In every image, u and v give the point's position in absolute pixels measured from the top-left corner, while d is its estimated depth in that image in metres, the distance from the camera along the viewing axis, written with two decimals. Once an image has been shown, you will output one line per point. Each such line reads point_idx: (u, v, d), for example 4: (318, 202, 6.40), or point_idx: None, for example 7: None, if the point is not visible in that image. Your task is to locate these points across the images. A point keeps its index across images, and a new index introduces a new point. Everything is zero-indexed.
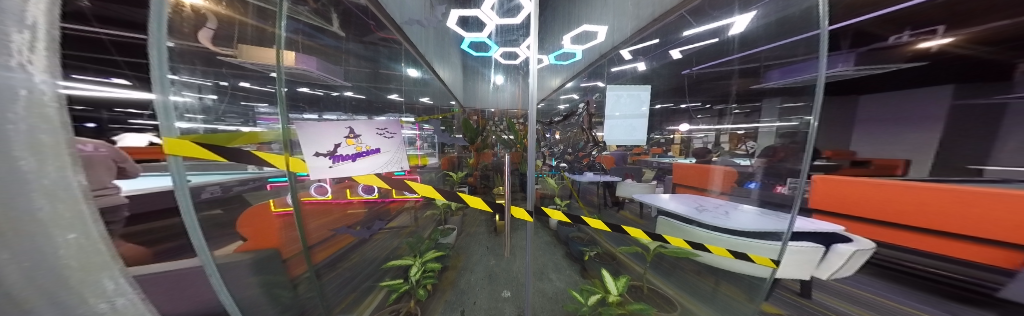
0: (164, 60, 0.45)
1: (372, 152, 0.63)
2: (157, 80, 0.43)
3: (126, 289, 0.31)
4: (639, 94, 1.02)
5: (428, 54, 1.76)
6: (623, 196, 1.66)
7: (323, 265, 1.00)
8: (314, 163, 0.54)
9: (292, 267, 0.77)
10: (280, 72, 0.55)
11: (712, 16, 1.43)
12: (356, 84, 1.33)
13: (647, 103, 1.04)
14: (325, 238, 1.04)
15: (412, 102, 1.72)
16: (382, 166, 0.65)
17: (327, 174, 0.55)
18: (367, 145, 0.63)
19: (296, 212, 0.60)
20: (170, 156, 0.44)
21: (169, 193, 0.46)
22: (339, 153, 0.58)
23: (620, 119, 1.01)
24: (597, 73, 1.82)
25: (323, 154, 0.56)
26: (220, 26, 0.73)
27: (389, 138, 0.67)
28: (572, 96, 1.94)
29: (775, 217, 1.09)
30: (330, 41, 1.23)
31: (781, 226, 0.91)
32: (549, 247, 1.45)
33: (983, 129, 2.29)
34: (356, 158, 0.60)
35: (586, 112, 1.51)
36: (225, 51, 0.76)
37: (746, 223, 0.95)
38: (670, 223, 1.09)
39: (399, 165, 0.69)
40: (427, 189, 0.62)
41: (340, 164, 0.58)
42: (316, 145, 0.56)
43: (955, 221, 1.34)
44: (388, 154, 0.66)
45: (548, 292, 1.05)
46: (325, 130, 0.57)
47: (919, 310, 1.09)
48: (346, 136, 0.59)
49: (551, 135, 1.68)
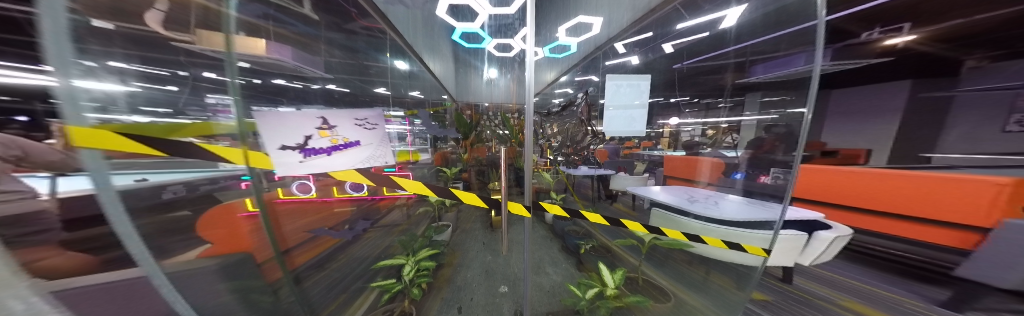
0: (65, 39, 0.38)
1: (350, 145, 0.62)
2: (55, 60, 0.36)
3: (40, 308, 0.37)
4: (638, 83, 1.03)
5: (418, 46, 1.75)
6: (616, 189, 1.76)
7: (303, 272, 0.83)
8: (280, 158, 0.50)
9: (269, 273, 0.74)
10: (229, 61, 0.54)
11: (703, 8, 1.53)
12: (337, 76, 1.18)
13: (644, 95, 1.02)
14: (305, 239, 0.87)
15: (401, 96, 1.55)
16: (362, 161, 0.63)
17: (296, 170, 0.52)
18: (344, 138, 0.61)
19: (262, 214, 0.54)
20: (83, 149, 0.38)
21: (91, 197, 0.40)
22: (310, 147, 0.55)
23: (618, 110, 0.99)
24: (592, 66, 1.72)
25: (290, 148, 0.53)
26: (173, 7, 0.57)
27: (368, 130, 0.67)
28: (567, 91, 1.85)
29: (761, 206, 1.14)
30: (304, 28, 1.07)
31: (774, 216, 0.94)
32: (546, 242, 1.46)
33: (934, 119, 2.49)
34: (332, 151, 0.57)
35: (586, 102, 1.61)
36: (182, 37, 0.59)
37: (740, 214, 0.98)
38: (663, 215, 1.13)
39: (381, 160, 0.68)
40: (417, 186, 0.59)
41: (310, 159, 0.54)
42: (282, 138, 0.52)
43: (914, 204, 1.56)
44: (368, 148, 0.65)
45: (546, 286, 1.05)
46: (296, 122, 0.55)
47: (885, 290, 1.18)
48: (318, 127, 0.57)
49: (547, 127, 1.73)
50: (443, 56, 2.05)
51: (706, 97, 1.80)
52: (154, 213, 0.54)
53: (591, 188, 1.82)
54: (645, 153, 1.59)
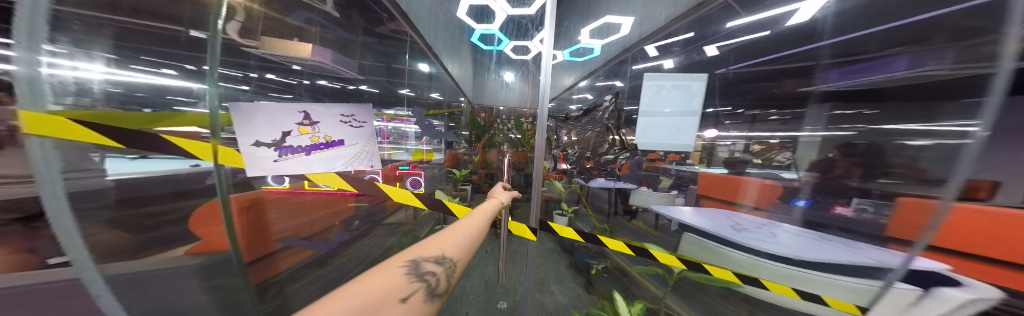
0: (41, 26, 0.29)
1: (330, 145, 0.68)
2: (20, 35, 0.27)
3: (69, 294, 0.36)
4: (688, 85, 1.12)
5: (437, 47, 1.81)
6: (637, 205, 1.53)
7: (284, 276, 0.83)
8: (254, 154, 0.55)
9: (257, 274, 0.74)
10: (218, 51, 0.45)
11: (764, 4, 1.15)
12: (371, 78, 1.23)
13: (698, 96, 1.10)
14: (281, 247, 0.85)
15: (423, 97, 1.63)
16: (338, 161, 0.69)
17: (268, 167, 0.57)
18: (324, 135, 0.67)
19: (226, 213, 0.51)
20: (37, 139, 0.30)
21: (100, 186, 0.40)
22: (284, 144, 0.60)
23: (666, 116, 1.11)
24: (615, 71, 1.65)
25: (265, 144, 0.57)
26: (247, 19, 0.71)
27: (352, 128, 0.72)
28: (585, 96, 1.81)
29: (843, 245, 0.89)
30: (339, 32, 1.10)
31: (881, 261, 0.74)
32: (552, 256, 1.41)
33: None
34: (309, 150, 0.64)
35: (614, 107, 1.49)
36: (248, 42, 0.73)
37: (810, 252, 0.86)
38: (702, 243, 1.12)
39: (361, 162, 0.74)
40: (403, 197, 0.67)
41: (284, 158, 0.59)
42: (258, 133, 0.56)
43: None
44: (348, 146, 0.71)
45: (549, 307, 1.03)
46: (278, 118, 0.60)
47: None
48: (299, 124, 0.63)
49: (561, 135, 1.64)
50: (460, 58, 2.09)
51: (754, 109, 1.32)
52: (180, 211, 0.57)
53: (607, 202, 1.75)
54: (673, 167, 1.40)
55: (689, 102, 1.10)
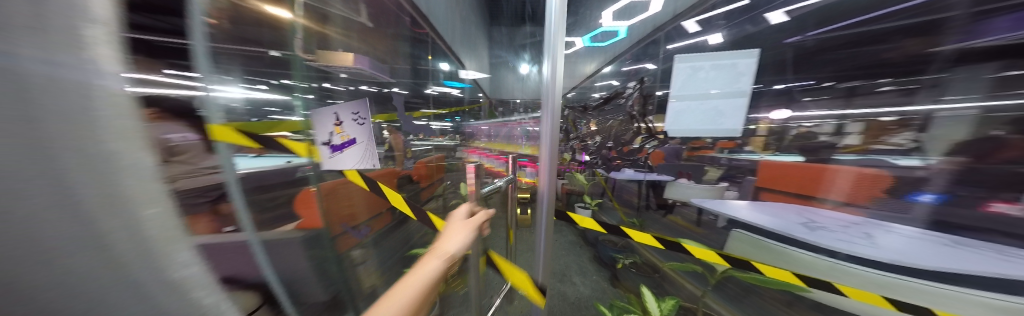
0: (204, 60, 0.47)
1: (350, 143, 0.89)
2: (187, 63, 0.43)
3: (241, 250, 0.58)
4: (732, 63, 0.93)
5: (455, 43, 1.65)
6: (674, 198, 1.42)
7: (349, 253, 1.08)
8: (323, 152, 0.88)
9: (342, 243, 0.99)
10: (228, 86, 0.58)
11: None
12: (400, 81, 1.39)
13: (745, 75, 0.92)
14: (356, 227, 1.09)
15: (445, 96, 1.82)
16: (359, 159, 0.90)
17: (330, 161, 0.90)
18: (348, 135, 0.88)
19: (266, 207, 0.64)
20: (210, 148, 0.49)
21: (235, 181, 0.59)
22: (332, 143, 0.87)
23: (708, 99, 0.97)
24: (645, 53, 1.43)
25: (325, 144, 0.88)
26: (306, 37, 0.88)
27: (361, 125, 0.89)
28: (610, 83, 1.69)
29: (974, 252, 0.67)
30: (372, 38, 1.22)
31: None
32: (574, 248, 1.47)
33: None
34: (341, 149, 0.88)
35: (638, 94, 1.51)
36: (309, 57, 0.88)
37: (927, 256, 0.65)
38: (753, 241, 0.97)
39: (371, 161, 0.93)
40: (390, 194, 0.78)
41: (334, 154, 0.88)
42: (321, 136, 0.88)
43: None
44: (362, 145, 0.90)
45: (569, 297, 1.14)
46: (324, 122, 0.86)
47: None
48: (334, 125, 0.87)
49: (583, 126, 1.79)
50: (476, 53, 1.70)
51: (850, 80, 0.93)
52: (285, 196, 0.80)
53: (637, 195, 1.64)
54: (723, 156, 1.15)
55: (736, 82, 0.93)
